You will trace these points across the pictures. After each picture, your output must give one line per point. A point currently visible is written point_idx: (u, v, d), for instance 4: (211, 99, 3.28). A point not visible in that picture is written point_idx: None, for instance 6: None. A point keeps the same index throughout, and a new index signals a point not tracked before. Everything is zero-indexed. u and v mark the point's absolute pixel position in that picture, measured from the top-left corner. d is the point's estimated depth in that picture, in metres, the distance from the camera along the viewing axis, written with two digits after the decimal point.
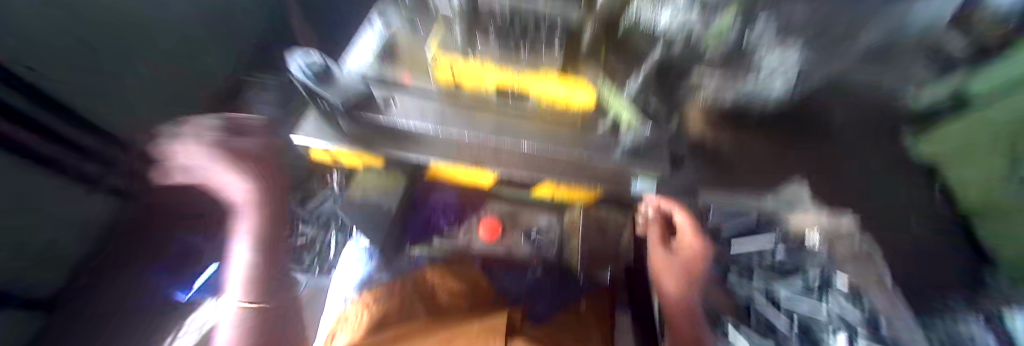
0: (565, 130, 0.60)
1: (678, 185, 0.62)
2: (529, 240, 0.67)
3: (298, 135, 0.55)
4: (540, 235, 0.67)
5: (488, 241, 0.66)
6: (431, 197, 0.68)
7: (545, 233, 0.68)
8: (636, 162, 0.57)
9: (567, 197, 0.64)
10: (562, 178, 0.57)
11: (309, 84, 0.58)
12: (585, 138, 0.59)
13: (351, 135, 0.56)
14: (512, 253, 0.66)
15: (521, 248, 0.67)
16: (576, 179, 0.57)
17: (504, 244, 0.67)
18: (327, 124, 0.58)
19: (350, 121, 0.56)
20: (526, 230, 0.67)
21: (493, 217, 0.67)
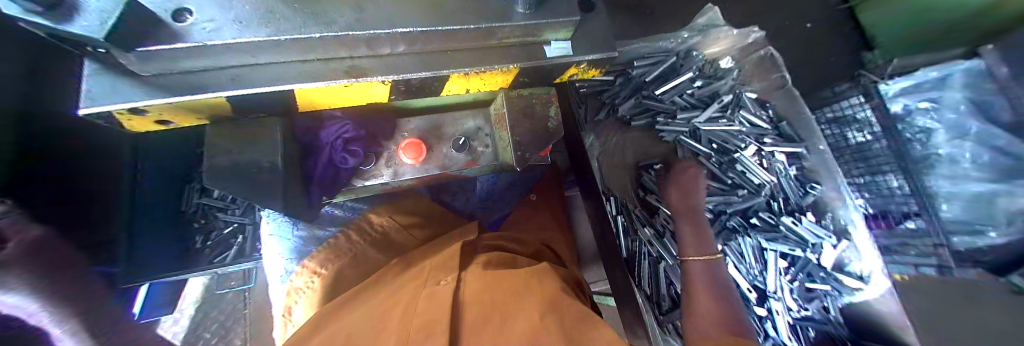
0: None
1: (601, 40, 0.52)
2: (461, 149, 0.58)
3: (77, 105, 0.36)
4: (472, 140, 0.59)
5: (416, 165, 0.57)
6: (322, 133, 0.54)
7: (476, 137, 0.60)
8: (548, 19, 0.46)
9: (485, 87, 0.53)
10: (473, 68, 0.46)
11: None
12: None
13: (157, 83, 0.38)
14: (447, 169, 0.58)
15: (456, 160, 0.59)
16: (492, 66, 0.47)
17: (435, 164, 0.58)
18: (107, 75, 0.38)
19: (138, 63, 0.36)
20: (455, 139, 0.58)
21: (413, 139, 0.56)
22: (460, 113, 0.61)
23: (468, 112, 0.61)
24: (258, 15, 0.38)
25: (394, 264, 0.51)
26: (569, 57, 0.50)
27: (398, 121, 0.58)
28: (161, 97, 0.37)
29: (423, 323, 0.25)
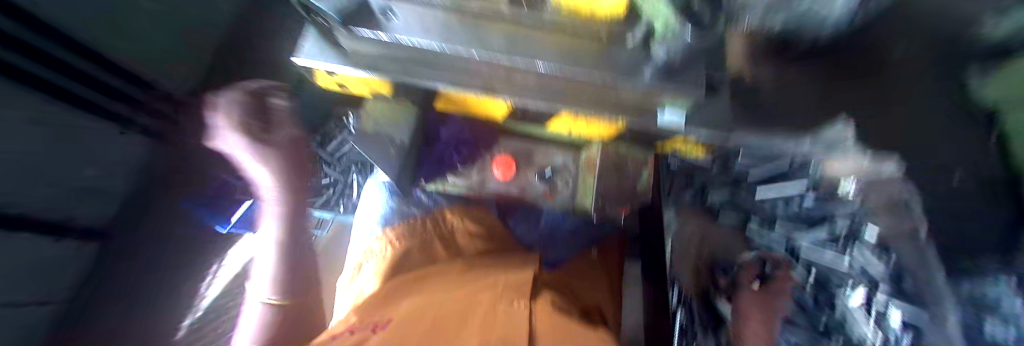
0: (588, 49, 0.51)
1: (714, 123, 0.54)
2: (545, 180, 0.64)
3: (300, 58, 0.50)
4: (557, 174, 0.64)
5: (503, 179, 0.66)
6: (442, 130, 0.65)
7: (562, 173, 0.64)
8: (671, 89, 0.48)
9: (585, 133, 0.57)
10: (587, 112, 0.50)
11: None
12: (613, 58, 0.50)
13: (351, 56, 0.49)
14: (525, 192, 0.65)
15: (537, 187, 0.65)
16: (604, 114, 0.50)
17: (518, 185, 0.64)
18: (324, 43, 0.50)
19: (347, 39, 0.47)
20: (542, 169, 0.64)
21: (507, 156, 0.63)
22: (551, 148, 0.64)
23: (559, 149, 0.64)
24: (441, 30, 0.48)
25: (437, 265, 0.51)
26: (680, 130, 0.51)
27: (500, 138, 0.64)
28: (351, 68, 0.48)
29: (501, 333, 0.26)
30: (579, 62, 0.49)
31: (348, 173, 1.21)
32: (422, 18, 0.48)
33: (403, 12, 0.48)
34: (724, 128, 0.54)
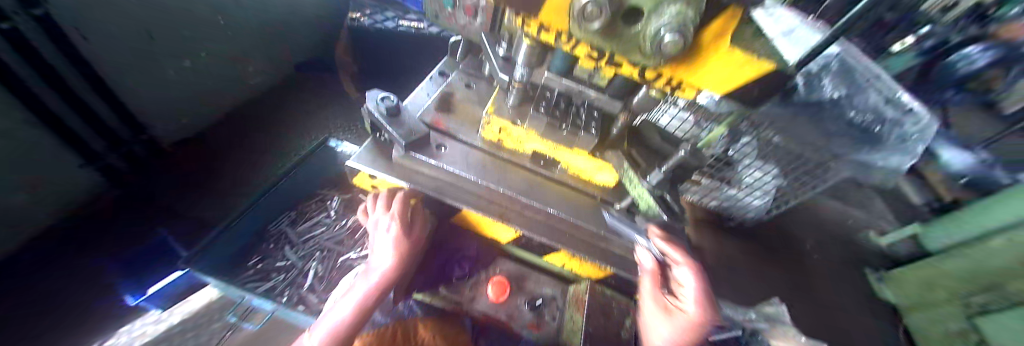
0: (585, 202, 0.64)
1: None
2: (534, 309, 0.63)
3: (351, 160, 0.58)
4: (545, 305, 0.64)
5: (495, 302, 0.63)
6: (447, 241, 0.68)
7: (550, 305, 0.65)
8: None
9: (579, 270, 0.66)
10: (583, 255, 0.59)
11: (378, 120, 0.57)
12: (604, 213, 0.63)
13: (396, 169, 0.59)
14: (514, 320, 0.62)
15: (524, 316, 0.63)
16: (596, 259, 0.59)
17: (507, 311, 0.63)
18: (376, 154, 0.61)
19: (401, 156, 0.59)
20: (532, 298, 0.64)
21: (503, 277, 0.65)
22: (543, 277, 0.68)
23: (549, 280, 0.68)
24: (477, 165, 0.62)
25: None
26: None
27: (499, 258, 0.68)
28: (395, 177, 0.58)
29: None
30: (579, 212, 0.61)
31: (308, 259, 1.17)
32: (464, 153, 0.63)
33: (451, 146, 0.63)
34: None
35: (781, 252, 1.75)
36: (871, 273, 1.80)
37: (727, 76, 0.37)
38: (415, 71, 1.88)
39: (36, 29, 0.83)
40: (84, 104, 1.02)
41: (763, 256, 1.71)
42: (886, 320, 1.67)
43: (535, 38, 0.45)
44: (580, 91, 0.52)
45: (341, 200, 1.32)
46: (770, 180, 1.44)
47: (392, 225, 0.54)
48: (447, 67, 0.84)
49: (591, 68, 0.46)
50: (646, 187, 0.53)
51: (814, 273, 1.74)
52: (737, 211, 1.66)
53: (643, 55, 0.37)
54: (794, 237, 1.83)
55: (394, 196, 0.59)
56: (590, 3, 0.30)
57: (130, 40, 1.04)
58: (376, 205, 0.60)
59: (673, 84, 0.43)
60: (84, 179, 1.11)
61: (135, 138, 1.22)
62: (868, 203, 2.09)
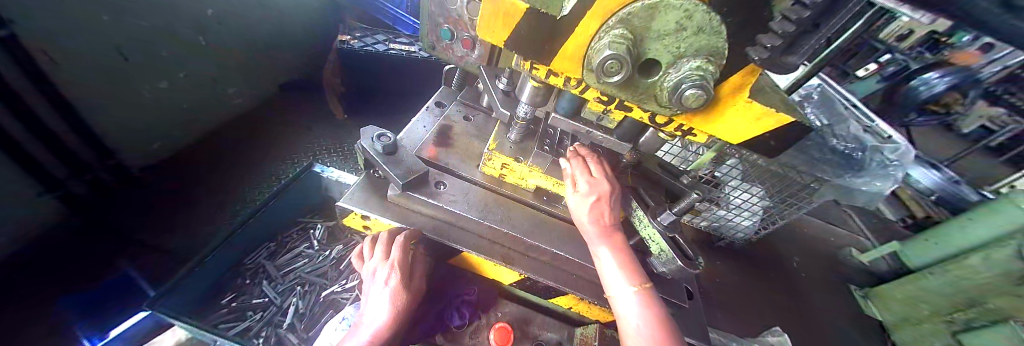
0: None
1: (696, 327, 0.58)
2: None
3: (342, 201, 0.54)
4: None
5: None
6: (445, 283, 0.63)
7: None
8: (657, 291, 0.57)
9: (592, 314, 0.63)
10: (590, 297, 0.55)
11: (374, 157, 0.53)
12: None
13: (391, 208, 0.55)
14: None
15: None
16: (604, 303, 0.55)
17: None
18: (368, 192, 0.57)
19: (396, 194, 0.55)
20: (537, 344, 0.59)
21: (506, 323, 0.59)
22: (549, 320, 0.62)
23: (555, 323, 0.62)
24: (479, 202, 0.59)
25: None
26: None
27: (499, 300, 0.62)
28: (389, 217, 0.54)
29: None
30: (584, 251, 0.58)
31: (287, 294, 1.09)
32: (464, 191, 0.60)
33: (450, 183, 0.59)
34: (705, 334, 0.57)
35: (772, 271, 1.78)
36: (855, 291, 1.81)
37: (743, 126, 0.36)
38: (405, 93, 1.88)
39: (0, 52, 0.76)
40: (49, 132, 0.94)
41: (755, 276, 1.73)
42: (875, 336, 1.67)
43: (541, 80, 0.45)
44: (587, 132, 0.50)
45: (324, 228, 1.26)
46: (759, 201, 1.49)
47: (391, 277, 0.47)
48: (442, 96, 0.83)
49: (599, 111, 0.45)
50: (658, 230, 0.51)
51: (805, 294, 1.75)
52: (727, 231, 1.72)
53: (657, 104, 0.36)
54: (782, 256, 1.86)
55: (394, 240, 0.52)
56: (612, 58, 0.30)
57: (104, 62, 0.97)
58: (368, 252, 0.53)
59: (683, 129, 0.43)
60: (33, 214, 0.95)
61: (103, 163, 1.10)
62: (846, 220, 2.18)
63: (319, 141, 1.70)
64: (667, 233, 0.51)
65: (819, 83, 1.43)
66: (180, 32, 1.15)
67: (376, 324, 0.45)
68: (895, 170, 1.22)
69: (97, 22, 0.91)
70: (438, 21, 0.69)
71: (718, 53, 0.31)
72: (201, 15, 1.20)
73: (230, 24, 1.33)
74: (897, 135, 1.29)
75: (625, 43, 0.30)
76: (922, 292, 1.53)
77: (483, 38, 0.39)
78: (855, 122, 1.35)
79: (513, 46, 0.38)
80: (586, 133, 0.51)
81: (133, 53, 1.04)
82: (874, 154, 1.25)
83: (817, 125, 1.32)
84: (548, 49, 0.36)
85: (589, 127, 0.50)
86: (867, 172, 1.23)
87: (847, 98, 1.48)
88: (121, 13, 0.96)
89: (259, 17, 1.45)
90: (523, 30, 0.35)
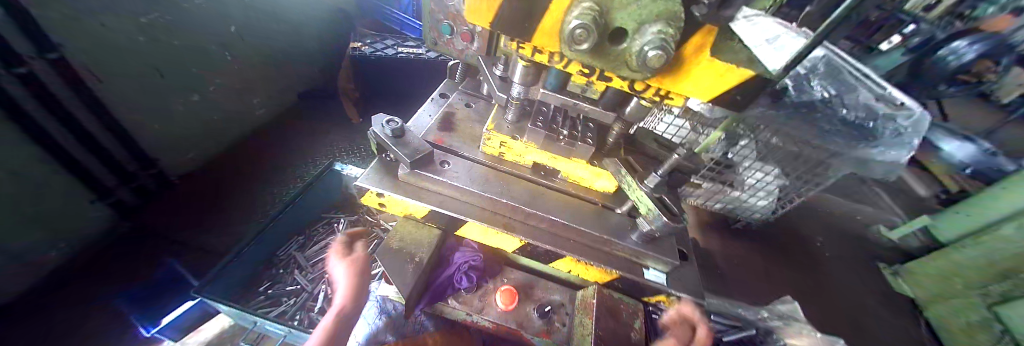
0: (588, 209, 0.66)
1: (692, 286, 0.62)
2: (544, 316, 0.64)
3: (360, 180, 0.61)
4: (554, 312, 0.65)
5: (504, 311, 0.64)
6: (453, 254, 0.69)
7: (558, 311, 0.66)
8: (651, 252, 0.61)
9: (586, 275, 0.68)
10: (585, 259, 0.60)
11: (386, 142, 0.60)
12: (606, 218, 0.65)
13: (401, 187, 0.62)
14: (523, 328, 0.62)
15: (534, 324, 0.63)
16: (600, 263, 0.60)
17: (517, 319, 0.63)
18: (382, 173, 0.64)
19: (406, 174, 0.61)
20: (541, 305, 0.65)
21: (510, 287, 0.66)
22: (552, 285, 0.70)
23: (558, 286, 0.70)
24: (480, 177, 0.64)
25: None
26: (662, 285, 0.60)
27: (506, 268, 0.70)
28: (401, 194, 0.60)
29: None
30: (579, 217, 0.63)
31: (316, 281, 1.18)
32: (468, 167, 0.65)
33: (455, 162, 0.65)
34: (700, 291, 0.61)
35: (792, 250, 1.75)
36: (884, 269, 1.77)
37: (710, 84, 0.40)
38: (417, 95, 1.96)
39: (50, 72, 0.87)
40: (99, 143, 1.06)
41: (773, 255, 1.70)
42: (905, 313, 1.62)
43: (529, 58, 0.50)
44: (573, 104, 0.56)
45: (347, 222, 1.36)
46: (773, 179, 1.48)
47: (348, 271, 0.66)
48: (449, 88, 0.90)
49: (583, 82, 0.50)
50: (644, 191, 0.56)
51: (828, 272, 1.70)
52: (743, 212, 1.70)
53: (629, 69, 0.40)
54: (802, 235, 1.83)
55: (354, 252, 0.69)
56: (579, 27, 0.34)
57: (142, 78, 1.09)
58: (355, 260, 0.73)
59: (662, 94, 0.46)
60: (83, 218, 1.08)
61: (145, 172, 1.24)
62: (871, 198, 2.10)
63: (338, 144, 1.81)
64: (653, 194, 0.55)
65: (825, 53, 1.40)
66: (208, 48, 1.27)
67: (341, 294, 0.65)
68: (908, 138, 1.11)
69: (134, 41, 1.02)
70: (438, 18, 0.74)
71: (678, 17, 0.34)
72: (226, 31, 1.31)
73: (251, 39, 1.44)
74: (909, 101, 1.26)
75: (593, 12, 0.34)
76: (954, 266, 1.46)
77: (473, 22, 0.44)
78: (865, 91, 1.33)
79: (500, 27, 0.43)
80: (575, 106, 0.56)
81: (167, 68, 1.15)
82: (886, 122, 1.18)
83: (825, 97, 1.30)
84: (527, 27, 0.41)
85: (577, 100, 0.55)
86: (879, 141, 1.13)
87: (858, 69, 1.45)
88: (155, 32, 1.07)
89: (278, 31, 1.57)
90: (506, 13, 0.40)
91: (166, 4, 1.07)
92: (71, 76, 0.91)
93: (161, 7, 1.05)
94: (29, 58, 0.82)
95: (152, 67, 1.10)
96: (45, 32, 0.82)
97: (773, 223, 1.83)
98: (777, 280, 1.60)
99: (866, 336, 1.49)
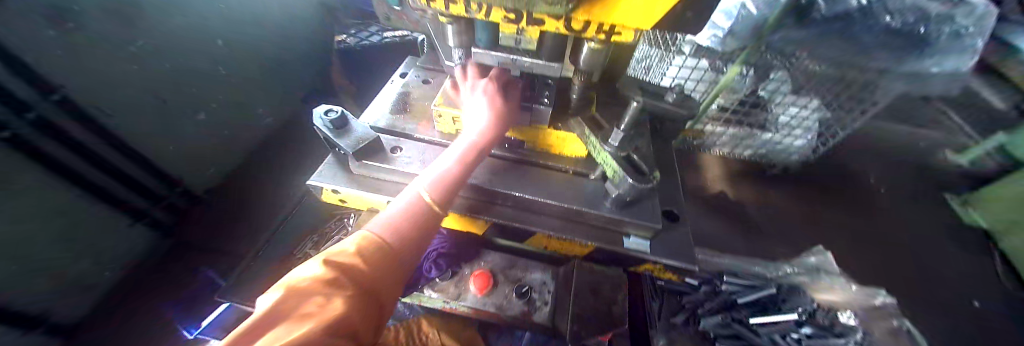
0: (559, 178, 0.60)
1: (683, 249, 0.54)
2: (521, 297, 0.60)
3: (311, 179, 0.58)
4: (533, 292, 0.61)
5: (479, 295, 0.60)
6: None
7: (538, 290, 0.61)
8: (629, 218, 0.53)
9: (565, 249, 0.61)
10: (555, 233, 0.54)
11: (327, 135, 0.55)
12: (581, 186, 0.58)
13: (355, 180, 0.58)
14: (502, 311, 0.58)
15: (513, 305, 0.59)
16: (573, 237, 0.54)
17: (495, 302, 0.59)
18: (336, 168, 0.60)
19: (357, 167, 0.57)
20: (519, 285, 0.61)
21: (485, 270, 0.62)
22: (532, 263, 0.65)
23: (539, 264, 0.65)
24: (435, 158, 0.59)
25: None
26: (645, 254, 0.53)
27: (481, 251, 0.66)
28: (356, 190, 0.57)
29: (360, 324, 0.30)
30: (546, 190, 0.57)
31: None
32: (421, 151, 0.60)
33: (407, 149, 0.60)
34: (693, 255, 0.53)
35: (838, 191, 1.55)
36: (951, 199, 1.53)
37: (649, 2, 0.30)
38: None
39: (58, 110, 0.90)
40: (128, 175, 1.13)
41: (818, 198, 1.52)
42: (976, 246, 1.41)
43: (449, 13, 0.42)
44: (512, 60, 0.46)
45: (356, 218, 1.37)
46: (811, 113, 1.29)
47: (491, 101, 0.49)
48: (409, 65, 0.83)
49: (514, 32, 0.42)
50: (608, 151, 0.48)
51: (883, 213, 1.50)
52: (777, 156, 1.52)
53: (545, 4, 0.32)
54: (850, 172, 1.62)
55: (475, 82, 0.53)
56: None
57: (146, 105, 1.13)
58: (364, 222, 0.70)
59: (606, 30, 0.38)
60: (131, 239, 1.19)
61: (173, 191, 1.31)
62: (935, 119, 1.82)
63: None
64: (618, 152, 0.47)
65: None
66: (201, 62, 1.28)
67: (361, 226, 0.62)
68: (972, 39, 1.02)
69: (127, 71, 1.04)
70: None
71: None
72: (212, 47, 1.30)
73: (241, 48, 1.44)
74: None
75: None
76: None
77: None
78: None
79: None
80: (514, 62, 0.47)
81: (163, 90, 1.16)
82: None
83: None
84: None
85: (514, 55, 0.46)
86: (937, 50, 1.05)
87: None
88: (145, 59, 1.08)
89: (266, 37, 1.55)
90: None
91: (152, 29, 1.08)
92: (81, 117, 0.96)
93: (143, 32, 1.06)
94: (34, 103, 0.85)
95: (149, 92, 1.12)
96: (52, 77, 0.86)
97: (815, 162, 1.63)
98: (820, 226, 1.43)
99: (929, 276, 1.31)
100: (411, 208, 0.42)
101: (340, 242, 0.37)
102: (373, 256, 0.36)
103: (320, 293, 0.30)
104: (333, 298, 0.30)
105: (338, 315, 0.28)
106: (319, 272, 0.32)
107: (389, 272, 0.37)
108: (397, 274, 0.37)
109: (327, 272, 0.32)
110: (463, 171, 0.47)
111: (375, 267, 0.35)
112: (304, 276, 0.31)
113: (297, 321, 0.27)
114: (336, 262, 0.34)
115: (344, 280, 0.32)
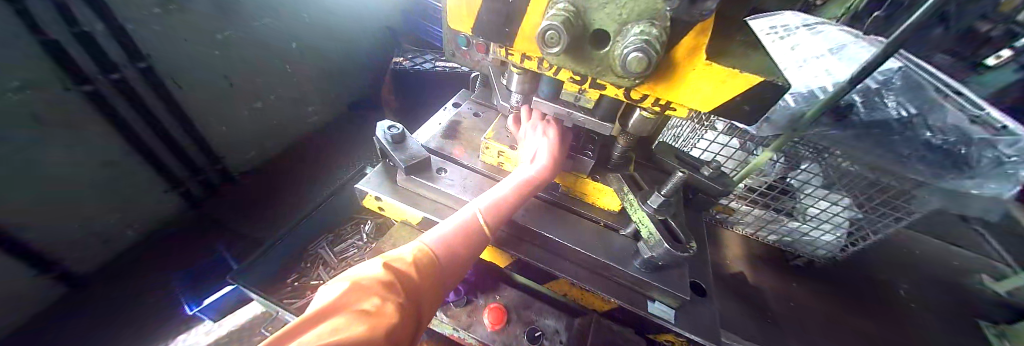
0: (590, 227, 0.63)
1: (704, 325, 0.55)
2: (533, 341, 0.61)
3: (360, 184, 0.65)
4: (545, 338, 0.62)
5: (490, 330, 0.62)
6: None
7: (550, 337, 0.63)
8: (656, 282, 0.55)
9: (584, 299, 0.63)
10: (577, 280, 0.56)
11: (386, 147, 0.62)
12: (608, 238, 0.61)
13: (401, 193, 0.63)
14: None
15: None
16: (595, 288, 0.55)
17: (505, 341, 0.61)
18: (384, 179, 0.66)
19: (404, 180, 0.63)
20: (531, 328, 0.63)
21: (499, 305, 0.65)
22: (547, 308, 0.67)
23: (553, 310, 0.67)
24: (475, 186, 0.64)
25: None
26: (666, 321, 0.54)
27: (499, 285, 0.69)
28: (397, 200, 0.62)
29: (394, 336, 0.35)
30: (576, 237, 0.60)
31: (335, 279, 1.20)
32: (463, 176, 0.65)
33: (453, 173, 0.65)
34: (716, 333, 0.54)
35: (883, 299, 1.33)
36: (985, 327, 1.30)
37: (712, 91, 0.35)
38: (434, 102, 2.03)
39: None
40: (183, 150, 1.11)
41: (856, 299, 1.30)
42: None
43: (520, 65, 0.48)
44: (567, 113, 0.52)
45: (373, 224, 1.36)
46: (843, 210, 1.11)
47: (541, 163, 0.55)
48: (462, 97, 0.91)
49: (576, 91, 0.46)
50: (646, 211, 0.51)
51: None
52: (802, 247, 1.28)
53: (614, 75, 0.36)
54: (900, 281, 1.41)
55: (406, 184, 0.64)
56: (551, 28, 0.31)
57: (216, 88, 1.14)
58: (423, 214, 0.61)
59: (660, 104, 0.41)
60: (162, 207, 1.10)
61: (213, 165, 1.23)
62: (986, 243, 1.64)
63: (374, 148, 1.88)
64: (656, 215, 0.50)
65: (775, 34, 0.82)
66: None
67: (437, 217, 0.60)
68: (1016, 167, 0.91)
69: None
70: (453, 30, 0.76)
71: (663, 15, 0.30)
72: None
73: None
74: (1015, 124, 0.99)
75: (565, 14, 0.32)
76: None
77: (454, 27, 0.43)
78: (956, 111, 1.08)
79: (481, 35, 0.42)
80: (569, 115, 0.52)
81: None
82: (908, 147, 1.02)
83: (902, 116, 1.09)
84: (508, 31, 0.39)
85: (571, 109, 0.51)
86: (978, 171, 0.97)
87: (910, 112, 1.10)
88: None
89: None
90: (485, 17, 0.39)
91: None
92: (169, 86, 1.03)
93: None
94: (123, 66, 0.86)
95: None
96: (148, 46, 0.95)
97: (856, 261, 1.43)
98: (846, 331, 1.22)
99: None
100: (466, 228, 0.50)
101: (399, 248, 0.45)
102: (417, 267, 0.43)
103: (376, 292, 0.37)
104: (387, 302, 0.36)
105: (384, 321, 0.34)
106: (379, 273, 0.39)
107: (428, 289, 0.43)
108: (436, 287, 0.44)
109: (387, 274, 0.39)
110: (513, 202, 0.54)
111: (421, 276, 0.42)
112: (364, 275, 0.38)
113: (357, 316, 0.33)
114: (393, 267, 0.41)
115: (395, 284, 0.39)
